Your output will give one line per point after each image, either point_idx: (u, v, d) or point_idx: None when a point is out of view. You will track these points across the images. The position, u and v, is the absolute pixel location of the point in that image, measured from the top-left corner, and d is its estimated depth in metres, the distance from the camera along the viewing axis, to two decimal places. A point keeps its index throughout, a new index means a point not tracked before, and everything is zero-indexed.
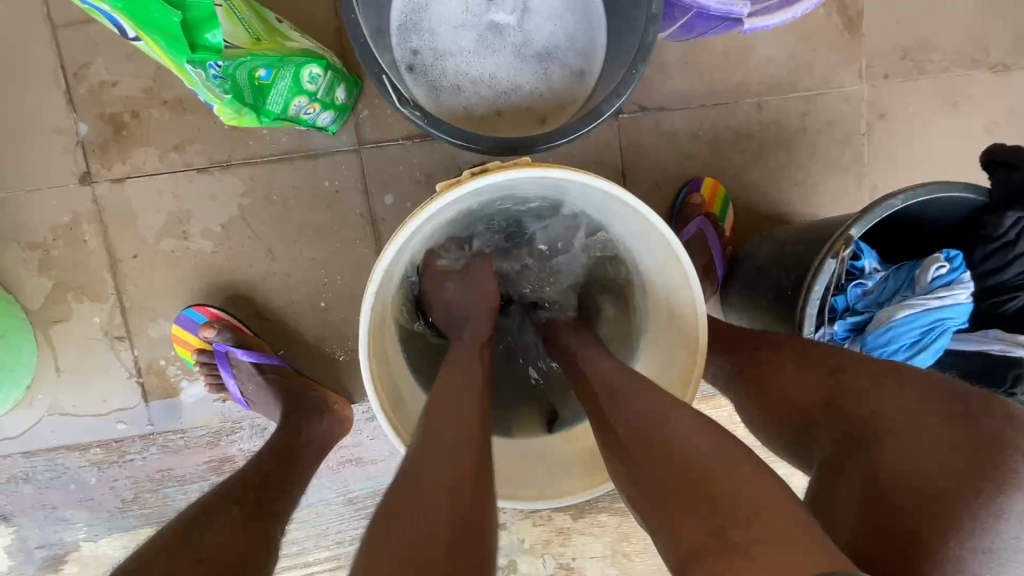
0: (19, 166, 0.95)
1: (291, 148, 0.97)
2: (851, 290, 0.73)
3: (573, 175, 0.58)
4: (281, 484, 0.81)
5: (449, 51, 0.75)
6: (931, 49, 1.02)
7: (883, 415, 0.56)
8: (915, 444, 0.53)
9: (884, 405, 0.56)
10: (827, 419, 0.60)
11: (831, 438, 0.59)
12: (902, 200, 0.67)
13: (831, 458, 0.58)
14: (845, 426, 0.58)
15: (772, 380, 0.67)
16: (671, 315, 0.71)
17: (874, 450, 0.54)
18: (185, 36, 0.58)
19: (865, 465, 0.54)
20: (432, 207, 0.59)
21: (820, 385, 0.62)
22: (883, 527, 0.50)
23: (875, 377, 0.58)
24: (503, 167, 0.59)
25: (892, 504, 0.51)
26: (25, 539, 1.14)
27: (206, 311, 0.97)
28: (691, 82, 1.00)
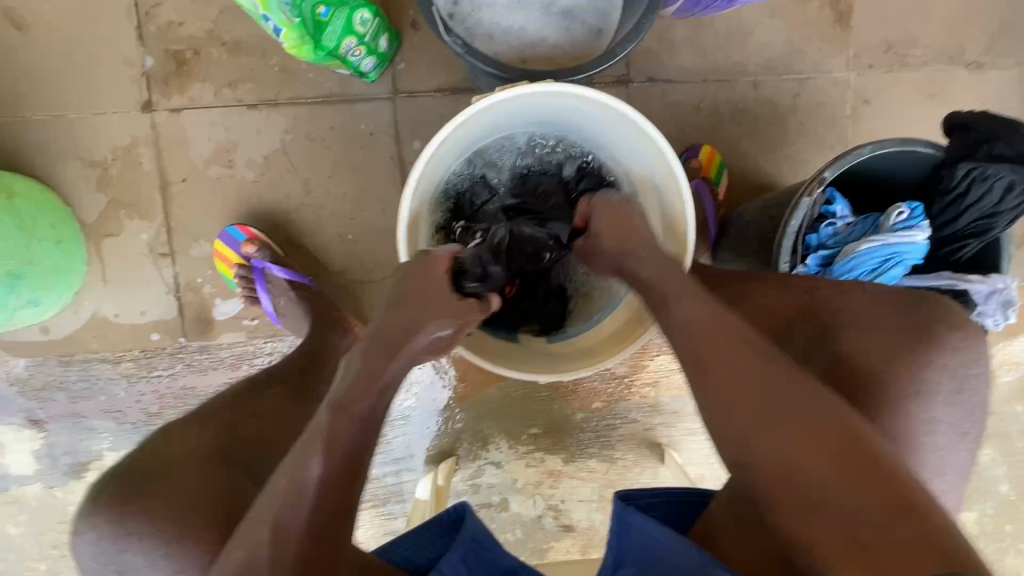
0: (88, 90, 1.06)
1: (333, 92, 1.08)
2: (823, 230, 0.83)
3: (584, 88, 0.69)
4: (315, 379, 0.93)
5: (486, 3, 0.86)
6: (912, 45, 1.13)
7: (848, 307, 0.71)
8: (873, 330, 0.68)
9: (850, 301, 0.71)
10: (801, 317, 0.73)
11: (802, 337, 0.72)
12: (870, 149, 0.78)
13: (803, 349, 0.72)
14: (818, 319, 0.72)
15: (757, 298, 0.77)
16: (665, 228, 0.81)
17: (840, 332, 0.70)
18: None
19: (832, 344, 0.70)
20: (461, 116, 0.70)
21: (796, 299, 0.75)
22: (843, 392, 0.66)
23: (840, 285, 0.73)
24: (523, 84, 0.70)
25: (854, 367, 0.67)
26: (52, 445, 1.22)
27: (247, 231, 1.06)
28: (695, 58, 1.11)
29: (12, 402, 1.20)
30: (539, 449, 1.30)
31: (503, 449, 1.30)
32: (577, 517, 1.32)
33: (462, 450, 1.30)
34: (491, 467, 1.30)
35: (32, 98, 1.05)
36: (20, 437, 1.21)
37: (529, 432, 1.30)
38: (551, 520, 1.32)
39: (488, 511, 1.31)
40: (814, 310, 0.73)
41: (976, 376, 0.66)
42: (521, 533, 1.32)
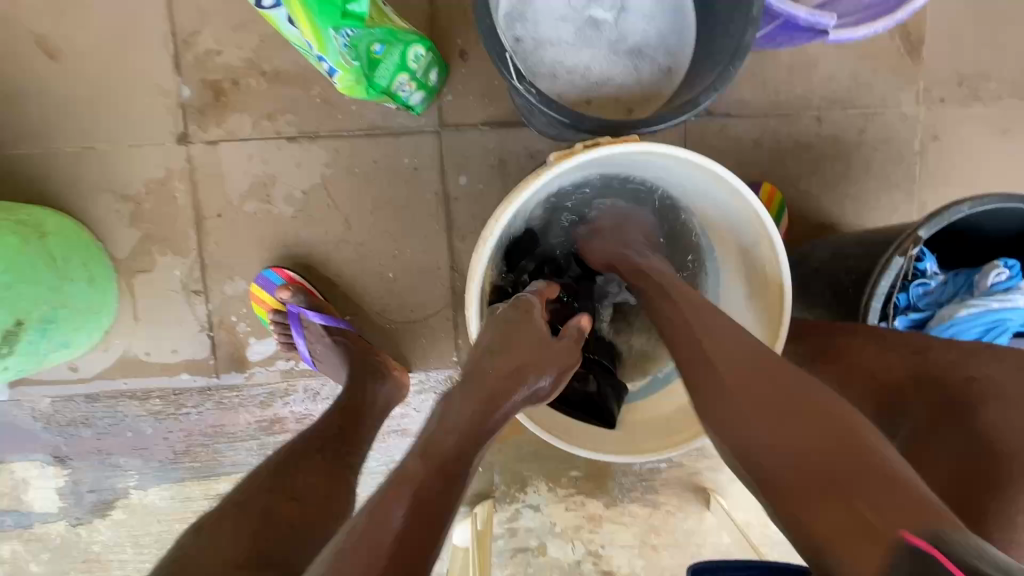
0: (121, 121, 1.01)
1: (376, 125, 1.02)
2: (913, 289, 0.77)
3: (661, 147, 0.63)
4: (355, 438, 0.88)
5: (550, 41, 0.80)
6: (987, 78, 1.07)
7: (982, 377, 0.64)
8: (1012, 409, 0.62)
9: (983, 370, 0.65)
10: (922, 387, 0.67)
11: (923, 405, 0.66)
12: (967, 208, 0.72)
13: (921, 420, 0.66)
14: (945, 392, 0.65)
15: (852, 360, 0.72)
16: (750, 274, 0.75)
17: (978, 409, 0.63)
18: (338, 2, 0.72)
19: (965, 424, 0.63)
20: (524, 191, 0.65)
21: (904, 360, 0.69)
22: (973, 469, 0.61)
23: (965, 352, 0.66)
24: (592, 146, 0.64)
25: (992, 452, 0.60)
26: (77, 482, 1.17)
27: (284, 273, 1.02)
28: (756, 90, 1.05)
29: (36, 438, 1.16)
30: (579, 492, 1.25)
31: (541, 492, 1.24)
32: (617, 564, 1.27)
33: (499, 491, 1.25)
34: (529, 510, 1.25)
35: (64, 128, 1.01)
36: (44, 474, 1.17)
37: (570, 474, 1.24)
38: (590, 566, 1.26)
39: (525, 556, 1.25)
40: (943, 379, 0.66)
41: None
42: None
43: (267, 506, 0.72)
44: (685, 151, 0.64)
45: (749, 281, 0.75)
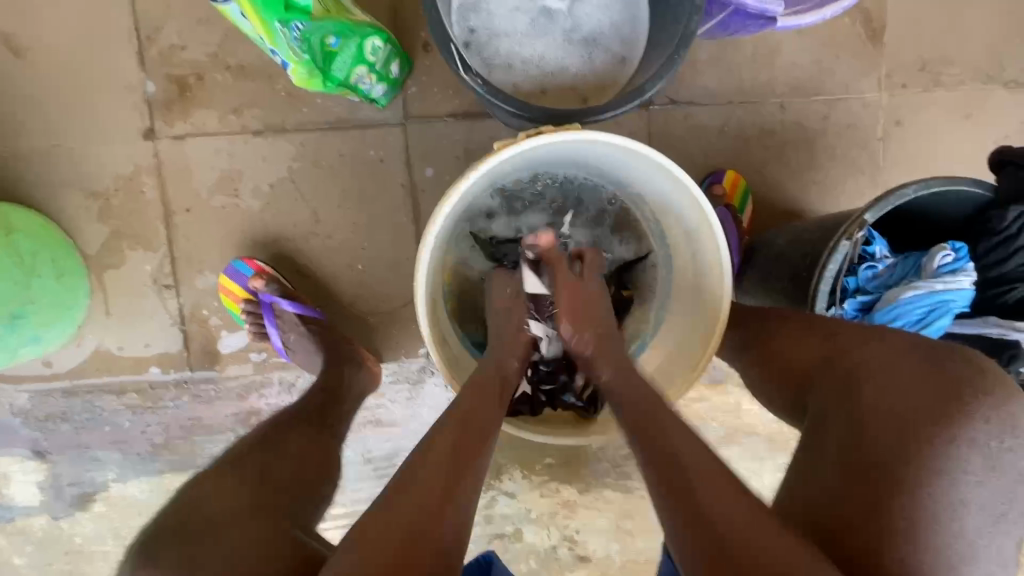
0: (88, 117, 1.02)
1: (342, 117, 1.03)
2: (862, 273, 0.79)
3: (591, 134, 0.65)
4: (336, 414, 0.92)
5: (504, 31, 0.81)
6: (948, 63, 1.08)
7: (863, 362, 0.63)
8: (896, 391, 0.59)
9: (868, 355, 0.64)
10: (818, 373, 0.67)
11: (829, 389, 0.65)
12: (914, 189, 0.73)
13: (822, 407, 0.65)
14: (836, 378, 0.65)
15: (776, 345, 0.74)
16: (696, 259, 0.77)
17: (859, 392, 0.62)
18: None
19: (848, 409, 0.61)
20: (463, 184, 0.67)
21: (817, 345, 0.69)
22: (863, 459, 0.58)
23: (863, 336, 0.66)
24: (526, 136, 0.66)
25: (871, 437, 0.59)
26: (57, 476, 1.19)
27: (254, 264, 1.03)
28: (720, 79, 1.06)
29: (15, 433, 1.17)
30: (554, 479, 1.27)
31: (517, 479, 1.26)
32: (593, 548, 1.29)
33: None
34: (504, 497, 1.26)
35: (30, 125, 1.01)
36: (25, 468, 1.18)
37: (544, 461, 1.26)
38: (565, 551, 1.28)
39: (501, 542, 1.27)
40: (837, 363, 0.66)
41: (1010, 452, 0.57)
42: (535, 564, 1.28)
43: (265, 463, 0.76)
44: (615, 135, 0.66)
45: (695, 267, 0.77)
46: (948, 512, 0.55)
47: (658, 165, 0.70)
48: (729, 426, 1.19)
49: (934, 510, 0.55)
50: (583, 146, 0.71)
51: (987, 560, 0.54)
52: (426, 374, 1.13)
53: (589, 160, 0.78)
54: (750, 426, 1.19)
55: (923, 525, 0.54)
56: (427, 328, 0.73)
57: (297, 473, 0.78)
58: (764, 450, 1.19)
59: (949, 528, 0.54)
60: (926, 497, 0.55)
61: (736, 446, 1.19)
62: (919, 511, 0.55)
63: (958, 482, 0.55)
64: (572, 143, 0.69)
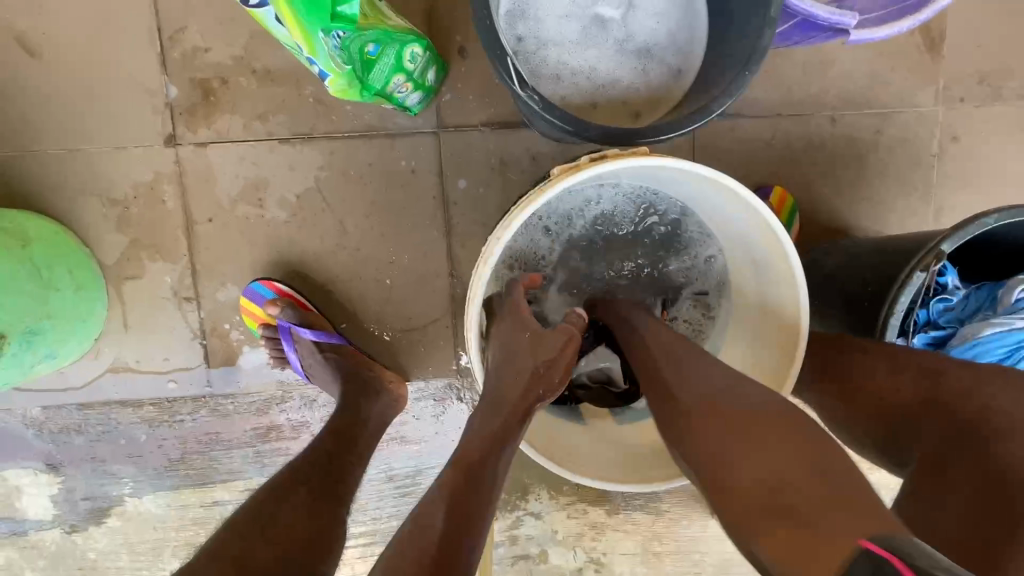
0: (107, 122, 0.97)
1: (372, 125, 0.98)
2: (933, 306, 0.73)
3: (665, 161, 0.59)
4: (344, 459, 0.82)
5: (554, 40, 0.76)
6: (1009, 76, 1.02)
7: (996, 409, 0.58)
8: None
9: (998, 401, 0.59)
10: (930, 417, 0.62)
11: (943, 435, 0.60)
12: (995, 219, 0.68)
13: (931, 452, 0.60)
14: (958, 425, 0.60)
15: (859, 377, 0.69)
16: (763, 290, 0.72)
17: (989, 441, 0.57)
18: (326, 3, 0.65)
19: (976, 461, 0.57)
20: (524, 214, 0.63)
21: (918, 382, 0.64)
22: (993, 516, 0.54)
23: (981, 378, 0.61)
24: (592, 163, 0.61)
25: (1006, 491, 0.55)
26: (71, 490, 1.15)
27: (273, 286, 0.99)
28: (769, 90, 1.01)
29: (28, 445, 1.13)
30: (582, 500, 1.23)
31: (543, 499, 1.22)
32: (619, 571, 1.25)
33: (500, 499, 1.22)
34: (530, 518, 1.22)
35: (47, 130, 0.97)
36: (37, 481, 1.15)
37: (572, 482, 1.22)
38: (592, 573, 1.25)
39: (526, 563, 1.23)
40: (956, 407, 0.60)
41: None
42: None
43: (247, 548, 0.65)
44: (692, 164, 0.61)
45: (763, 300, 0.73)
46: None
47: (732, 192, 0.65)
48: None
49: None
50: (650, 171, 0.66)
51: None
52: (453, 393, 1.08)
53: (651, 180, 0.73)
54: None
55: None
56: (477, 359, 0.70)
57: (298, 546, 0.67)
58: None
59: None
60: None
61: None
62: None
63: None
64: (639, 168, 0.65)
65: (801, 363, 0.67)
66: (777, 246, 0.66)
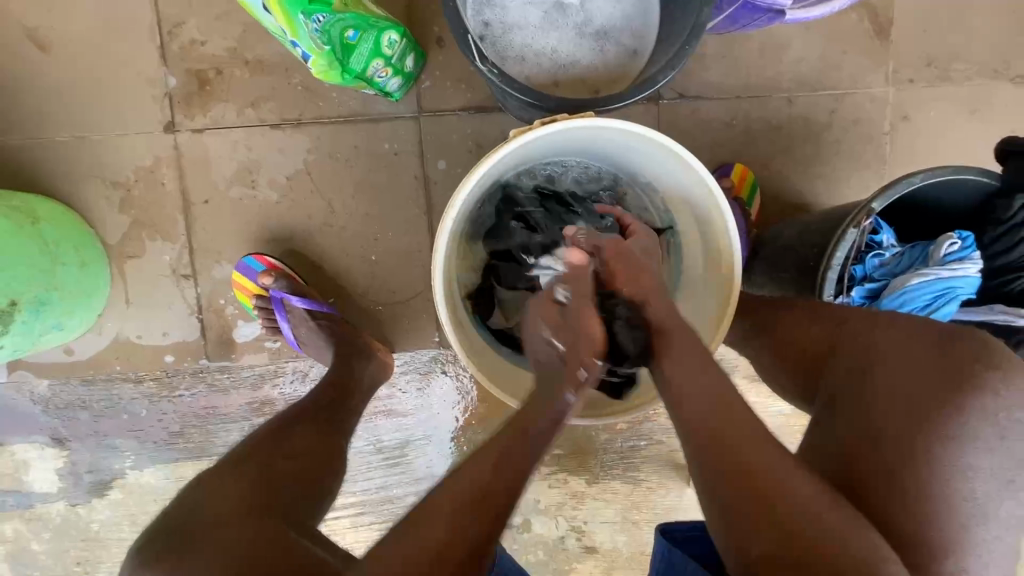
0: (110, 111, 1.04)
1: (357, 111, 1.05)
2: (869, 261, 0.80)
3: (603, 121, 0.67)
4: (348, 408, 0.95)
5: (518, 25, 0.83)
6: (955, 58, 1.09)
7: (874, 343, 0.65)
8: (905, 367, 0.61)
9: (878, 337, 0.65)
10: (830, 357, 0.69)
11: (840, 370, 0.66)
12: (921, 178, 0.74)
13: (831, 386, 0.66)
14: (847, 361, 0.66)
15: (780, 331, 0.77)
16: (707, 245, 0.79)
17: (868, 370, 0.63)
18: None
19: (859, 389, 0.63)
20: (482, 169, 0.69)
21: (826, 330, 0.71)
22: (870, 435, 0.60)
23: (870, 319, 0.67)
24: (540, 124, 0.68)
25: (881, 411, 0.60)
26: (76, 463, 1.21)
27: (264, 260, 1.06)
28: (728, 74, 1.07)
29: (36, 420, 1.20)
30: (562, 470, 1.28)
31: None
32: (600, 539, 1.30)
33: None
34: None
35: (55, 119, 1.04)
36: (43, 455, 1.21)
37: (553, 452, 1.27)
38: (573, 542, 1.30)
39: (510, 532, 1.29)
40: (847, 346, 0.67)
41: (1020, 423, 0.58)
42: (543, 555, 1.30)
43: (270, 459, 0.79)
44: (628, 122, 0.68)
45: (707, 256, 0.79)
46: (957, 482, 0.56)
47: (669, 152, 0.73)
48: None
49: (947, 480, 0.56)
50: (597, 133, 0.74)
51: (999, 525, 0.57)
52: (437, 365, 1.15)
53: (601, 147, 0.80)
54: (757, 418, 1.20)
55: (933, 496, 0.56)
56: (444, 310, 0.75)
57: (305, 468, 0.81)
58: None
59: (960, 493, 0.56)
60: (937, 467, 0.56)
61: None
62: (931, 480, 0.56)
63: (967, 452, 0.57)
64: (585, 131, 0.72)
65: (735, 308, 0.74)
66: (710, 197, 0.73)
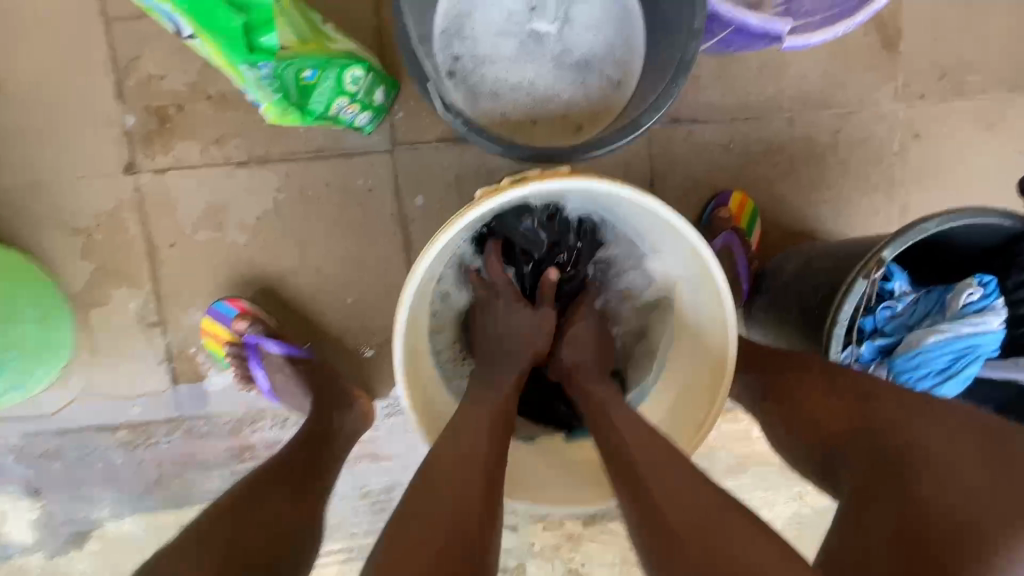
0: (67, 152, 0.99)
1: (327, 146, 0.99)
2: (879, 312, 0.73)
3: (588, 183, 0.61)
4: (324, 466, 0.87)
5: (490, 58, 0.76)
6: (970, 70, 1.01)
7: (914, 443, 0.56)
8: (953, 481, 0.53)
9: (918, 435, 0.56)
10: (857, 444, 0.60)
11: (872, 463, 0.58)
12: (937, 223, 0.67)
13: (859, 483, 0.58)
14: (879, 457, 0.58)
15: (802, 400, 0.68)
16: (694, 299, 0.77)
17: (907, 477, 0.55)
18: (243, 38, 0.67)
19: (895, 497, 0.54)
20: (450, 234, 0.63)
21: (852, 411, 0.63)
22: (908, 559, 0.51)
23: (909, 408, 0.59)
24: (512, 184, 0.62)
25: (921, 535, 0.52)
26: (52, 513, 1.16)
27: (237, 304, 1.00)
28: (725, 95, 1.00)
29: (8, 472, 1.15)
30: None
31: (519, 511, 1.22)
32: None
33: None
34: (507, 530, 1.22)
35: (10, 162, 0.99)
36: (18, 506, 1.16)
37: None
38: None
39: None
40: (880, 438, 0.59)
41: None
42: None
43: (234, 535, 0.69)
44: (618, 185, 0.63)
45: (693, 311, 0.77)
46: None
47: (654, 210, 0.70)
48: (740, 456, 1.14)
49: None
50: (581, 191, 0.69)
51: None
52: None
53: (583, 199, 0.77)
54: (762, 455, 1.13)
55: None
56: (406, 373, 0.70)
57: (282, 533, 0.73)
58: (776, 480, 1.14)
59: None
60: None
61: (748, 476, 1.14)
62: None
63: None
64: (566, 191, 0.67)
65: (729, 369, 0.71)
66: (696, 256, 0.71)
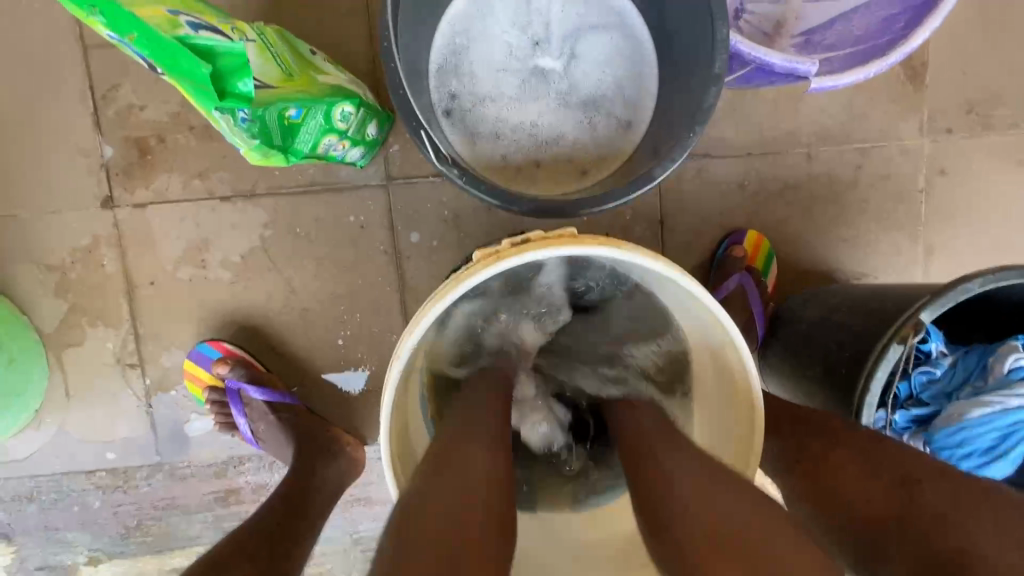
0: (41, 186, 0.93)
1: (317, 180, 0.93)
2: (915, 378, 0.67)
3: (600, 249, 0.55)
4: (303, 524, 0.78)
5: (490, 96, 0.71)
6: (999, 103, 0.95)
7: (969, 550, 0.49)
8: None
9: (972, 539, 0.49)
10: (898, 538, 0.53)
11: (916, 564, 0.51)
12: (980, 284, 0.61)
13: None
14: (925, 558, 0.51)
15: (832, 481, 0.61)
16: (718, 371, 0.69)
17: None
18: (213, 85, 0.56)
19: None
20: (446, 298, 0.56)
21: (890, 497, 0.56)
22: None
23: (960, 502, 0.52)
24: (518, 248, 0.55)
25: None
26: (25, 559, 1.07)
27: (220, 346, 0.95)
28: (739, 129, 0.94)
29: None
30: None
31: None
32: None
33: None
34: None
35: None
36: None
37: None
38: None
39: None
40: (926, 533, 0.52)
41: None
42: None
43: None
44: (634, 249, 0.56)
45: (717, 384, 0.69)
46: None
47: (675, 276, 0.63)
48: None
49: None
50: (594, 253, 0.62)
51: None
52: None
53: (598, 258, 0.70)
54: None
55: None
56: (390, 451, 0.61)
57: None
58: None
59: None
60: None
61: None
62: None
63: None
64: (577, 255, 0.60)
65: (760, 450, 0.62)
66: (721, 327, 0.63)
